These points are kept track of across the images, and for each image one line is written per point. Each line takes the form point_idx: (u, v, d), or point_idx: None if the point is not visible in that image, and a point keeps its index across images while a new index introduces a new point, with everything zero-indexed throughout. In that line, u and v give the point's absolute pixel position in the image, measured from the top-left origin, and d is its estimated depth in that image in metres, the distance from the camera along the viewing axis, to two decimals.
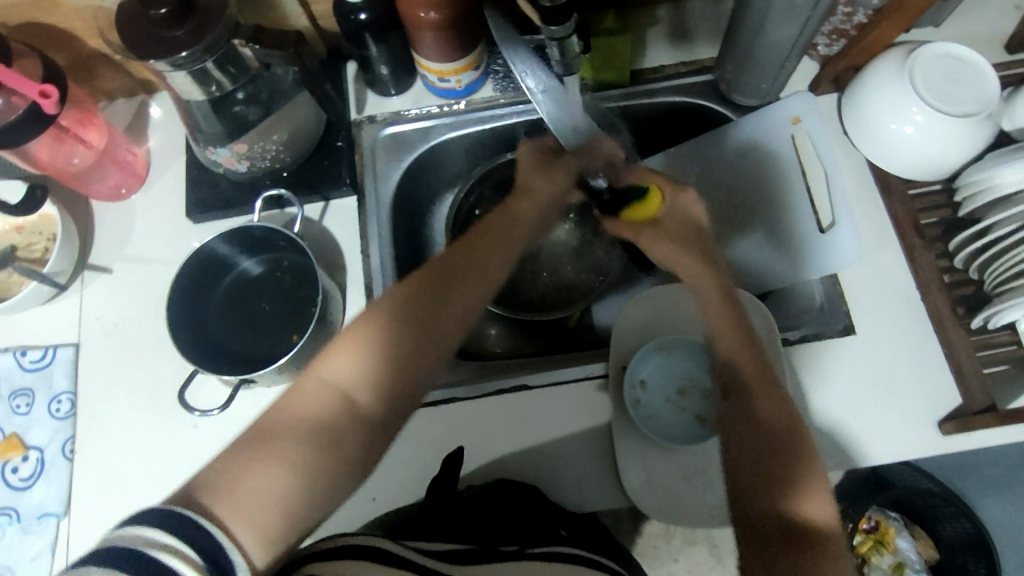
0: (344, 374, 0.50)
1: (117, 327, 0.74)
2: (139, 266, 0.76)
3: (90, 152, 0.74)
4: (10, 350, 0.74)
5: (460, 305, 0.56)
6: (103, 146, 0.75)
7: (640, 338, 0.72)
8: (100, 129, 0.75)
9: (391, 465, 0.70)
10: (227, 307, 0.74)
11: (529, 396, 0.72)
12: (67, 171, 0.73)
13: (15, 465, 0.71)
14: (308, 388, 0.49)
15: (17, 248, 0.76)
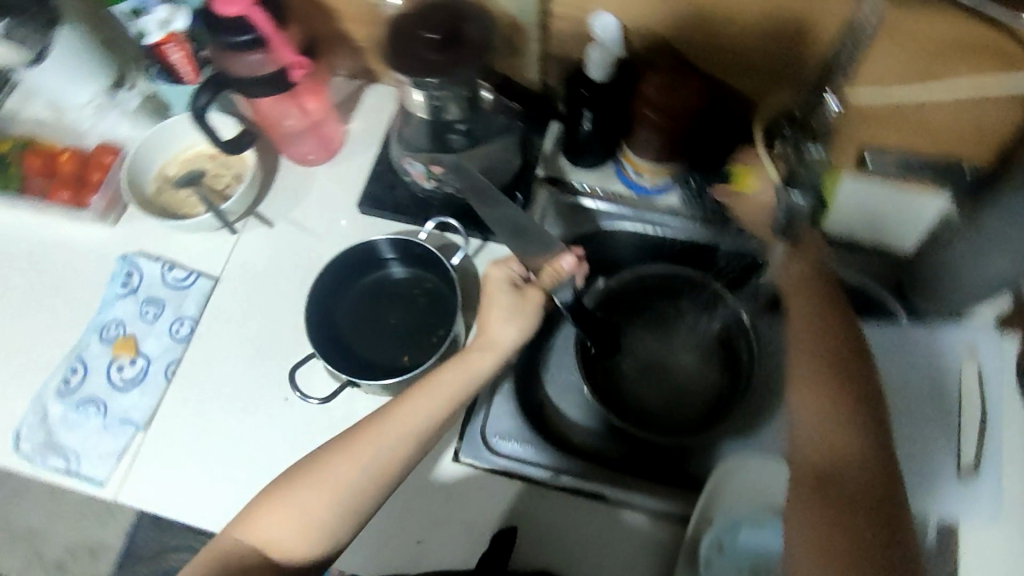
0: (268, 527, 0.55)
1: (258, 278, 0.78)
2: (297, 231, 0.80)
3: (303, 118, 0.79)
4: (160, 260, 0.79)
5: (386, 453, 0.58)
6: (316, 117, 0.80)
7: (732, 501, 0.68)
8: (321, 102, 0.80)
9: (446, 519, 0.69)
10: (362, 303, 0.75)
11: (599, 507, 0.70)
12: (277, 127, 0.79)
13: (122, 364, 0.75)
14: (228, 543, 0.55)
15: (205, 174, 0.81)
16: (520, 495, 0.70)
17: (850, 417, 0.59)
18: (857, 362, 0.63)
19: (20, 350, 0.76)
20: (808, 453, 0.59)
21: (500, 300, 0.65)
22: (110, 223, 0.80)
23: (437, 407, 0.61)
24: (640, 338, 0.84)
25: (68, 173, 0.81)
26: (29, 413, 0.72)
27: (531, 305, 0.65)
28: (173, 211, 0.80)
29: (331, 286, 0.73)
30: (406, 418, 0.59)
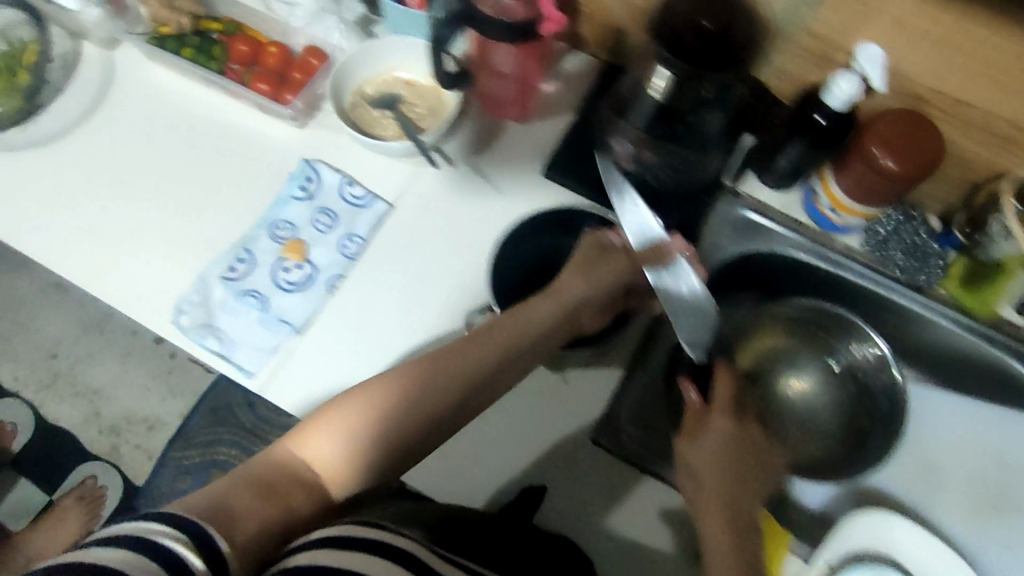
0: (316, 448, 0.53)
1: (433, 215, 0.77)
2: (479, 178, 0.79)
3: (512, 74, 0.76)
4: (341, 173, 0.78)
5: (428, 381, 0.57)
6: (524, 74, 0.77)
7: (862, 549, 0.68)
8: (533, 61, 0.77)
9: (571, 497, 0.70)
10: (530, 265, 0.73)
11: None
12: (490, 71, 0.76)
13: (288, 266, 0.74)
14: (271, 450, 0.53)
15: (402, 100, 0.80)
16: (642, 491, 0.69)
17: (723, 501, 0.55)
18: (726, 448, 0.58)
19: (188, 224, 0.76)
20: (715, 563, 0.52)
21: (582, 257, 0.69)
22: (303, 126, 0.79)
23: (498, 348, 0.61)
24: (777, 370, 0.82)
25: (271, 69, 0.81)
26: (192, 289, 0.73)
27: (609, 266, 0.68)
28: (363, 129, 0.79)
29: (513, 243, 0.72)
30: (453, 357, 0.59)
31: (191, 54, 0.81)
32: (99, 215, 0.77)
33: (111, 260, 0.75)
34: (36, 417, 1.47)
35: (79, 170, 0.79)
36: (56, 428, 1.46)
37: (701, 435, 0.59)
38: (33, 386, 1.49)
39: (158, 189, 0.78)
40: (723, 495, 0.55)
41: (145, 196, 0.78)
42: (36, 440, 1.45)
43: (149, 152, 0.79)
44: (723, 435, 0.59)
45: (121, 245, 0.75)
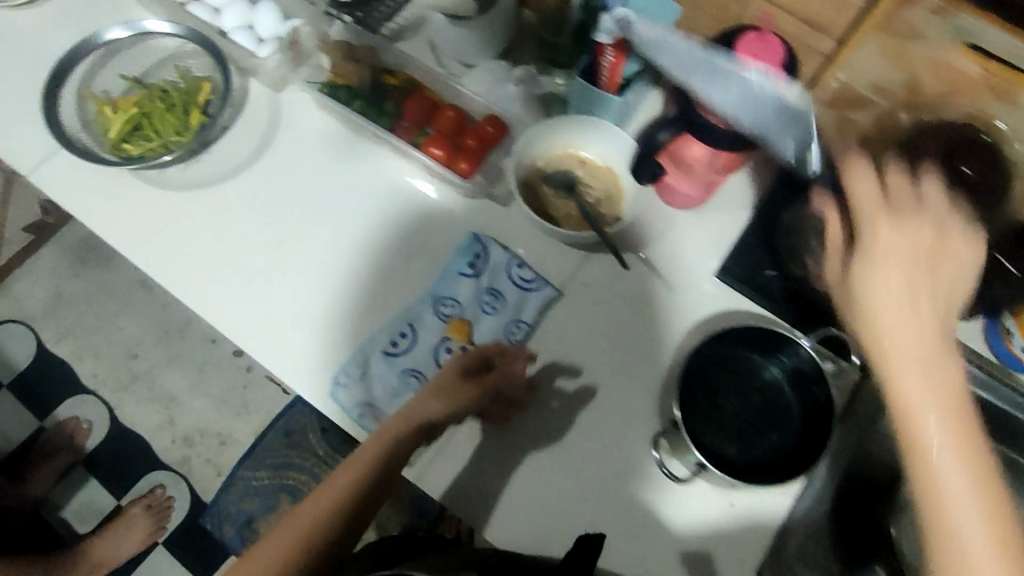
0: (325, 508, 0.58)
1: (596, 308, 0.74)
2: (647, 273, 0.76)
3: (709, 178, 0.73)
4: (511, 253, 0.75)
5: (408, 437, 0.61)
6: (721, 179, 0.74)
7: None
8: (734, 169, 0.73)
9: None
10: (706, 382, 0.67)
11: None
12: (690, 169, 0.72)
13: (452, 347, 0.71)
14: (290, 517, 0.59)
15: (578, 182, 0.77)
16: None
17: (955, 409, 0.46)
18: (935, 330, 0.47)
19: (352, 291, 0.74)
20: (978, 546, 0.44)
21: (442, 378, 0.65)
22: (474, 201, 0.78)
23: (441, 401, 0.63)
24: None
25: (445, 133, 0.78)
26: (351, 360, 0.70)
27: (464, 394, 0.64)
28: (535, 206, 0.76)
29: (697, 362, 0.66)
30: (417, 415, 0.62)
31: (362, 108, 0.78)
32: (262, 268, 0.75)
33: (269, 318, 0.73)
34: (112, 418, 1.47)
35: (244, 219, 0.77)
36: (128, 430, 1.46)
37: (931, 323, 0.47)
38: (111, 385, 1.49)
39: (323, 250, 0.76)
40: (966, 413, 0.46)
41: (308, 254, 0.76)
42: (108, 442, 1.44)
43: (313, 209, 0.78)
44: (932, 320, 0.47)
45: (283, 304, 0.74)
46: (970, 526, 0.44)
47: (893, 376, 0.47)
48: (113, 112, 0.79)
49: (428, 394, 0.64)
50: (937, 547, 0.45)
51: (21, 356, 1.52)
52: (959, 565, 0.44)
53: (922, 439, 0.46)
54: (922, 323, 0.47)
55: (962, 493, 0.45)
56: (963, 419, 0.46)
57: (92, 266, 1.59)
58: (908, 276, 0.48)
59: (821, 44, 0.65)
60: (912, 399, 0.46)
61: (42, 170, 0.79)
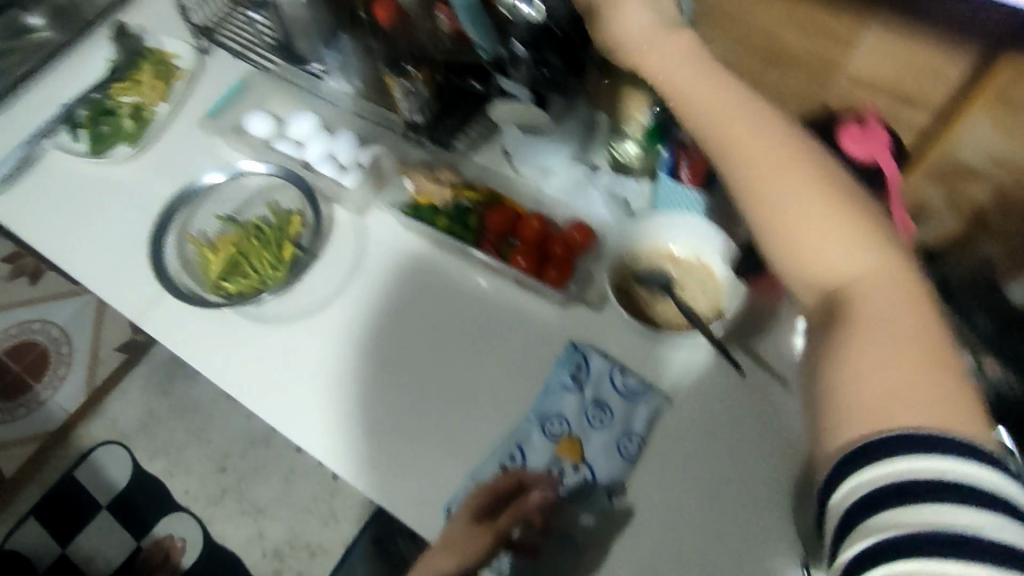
0: None
1: (708, 411, 0.70)
2: (758, 369, 0.72)
3: None
4: (612, 361, 0.73)
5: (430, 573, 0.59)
6: None
7: None
8: None
9: None
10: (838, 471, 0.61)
11: None
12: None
13: (563, 468, 0.68)
14: None
15: (673, 281, 0.74)
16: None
17: (791, 142, 0.44)
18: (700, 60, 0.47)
19: (451, 410, 0.73)
20: (836, 255, 0.42)
21: (454, 527, 0.61)
22: (566, 310, 0.76)
23: (455, 548, 0.59)
24: None
25: (531, 244, 0.76)
26: (462, 487, 0.68)
27: (486, 539, 0.60)
28: (631, 309, 0.73)
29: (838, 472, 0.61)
30: (433, 556, 0.60)
31: (447, 225, 0.79)
32: (364, 395, 0.74)
33: (374, 448, 0.71)
34: (205, 534, 1.47)
35: (343, 346, 0.77)
36: (221, 546, 1.46)
37: (689, 59, 0.47)
38: (203, 500, 1.51)
39: (424, 372, 0.75)
40: (770, 134, 0.44)
41: (407, 375, 0.75)
42: (203, 560, 1.45)
43: (377, 324, 0.78)
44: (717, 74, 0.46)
45: (390, 428, 0.72)
46: (854, 265, 0.41)
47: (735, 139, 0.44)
48: (212, 252, 0.82)
49: (446, 549, 0.60)
50: (760, 226, 0.43)
51: (118, 477, 1.55)
52: (802, 254, 0.42)
53: (789, 215, 0.42)
54: (728, 91, 0.46)
55: (820, 228, 0.42)
56: (761, 136, 0.44)
57: (180, 382, 1.65)
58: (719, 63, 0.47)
59: (913, 117, 0.63)
60: (727, 147, 0.45)
61: (150, 317, 0.80)
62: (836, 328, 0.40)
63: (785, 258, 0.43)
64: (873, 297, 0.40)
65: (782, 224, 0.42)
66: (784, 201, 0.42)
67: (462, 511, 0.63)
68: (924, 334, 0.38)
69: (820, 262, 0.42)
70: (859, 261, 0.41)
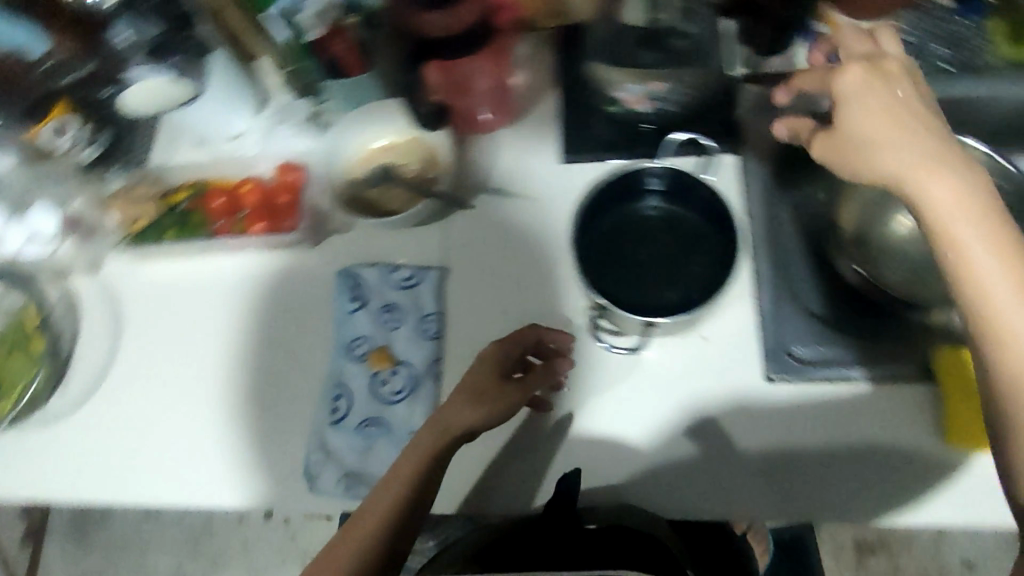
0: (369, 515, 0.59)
1: (485, 258, 0.74)
2: (508, 200, 0.75)
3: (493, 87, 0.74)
4: (380, 265, 0.74)
5: (454, 421, 0.61)
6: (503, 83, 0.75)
7: None
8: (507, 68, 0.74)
9: (756, 439, 0.66)
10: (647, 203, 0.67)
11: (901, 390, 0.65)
12: (468, 86, 0.73)
13: (385, 377, 0.70)
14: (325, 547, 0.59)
15: (393, 167, 0.76)
16: (858, 402, 0.65)
17: (987, 199, 0.48)
18: (892, 111, 0.52)
19: (266, 391, 0.71)
20: (990, 286, 0.47)
21: (478, 375, 0.63)
22: (321, 245, 0.76)
23: (483, 406, 0.61)
24: None
25: (258, 205, 0.77)
26: (310, 448, 0.68)
27: (511, 392, 0.63)
28: (369, 211, 0.75)
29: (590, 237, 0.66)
30: (450, 409, 0.62)
31: (177, 234, 0.77)
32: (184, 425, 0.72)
33: (216, 465, 0.70)
34: None
35: (145, 395, 0.74)
36: None
37: (882, 105, 0.53)
38: None
39: (224, 373, 0.73)
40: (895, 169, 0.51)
41: (210, 385, 0.73)
42: None
43: (164, 358, 0.75)
44: (890, 112, 0.52)
45: (221, 440, 0.70)
46: (986, 284, 0.47)
47: (963, 256, 0.48)
48: None
49: (459, 401, 0.62)
50: (964, 297, 0.48)
51: None
52: (962, 283, 0.48)
53: (975, 278, 0.47)
54: (948, 167, 0.50)
55: (973, 228, 0.48)
56: (954, 208, 0.49)
57: (92, 532, 1.55)
58: (917, 115, 0.52)
59: None
60: (952, 225, 0.48)
61: None
62: (985, 343, 0.47)
63: (956, 279, 0.48)
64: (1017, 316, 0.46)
65: (964, 274, 0.48)
66: (968, 249, 0.48)
67: (477, 360, 0.65)
68: (1005, 317, 0.46)
69: (964, 283, 0.48)
70: (984, 257, 0.47)
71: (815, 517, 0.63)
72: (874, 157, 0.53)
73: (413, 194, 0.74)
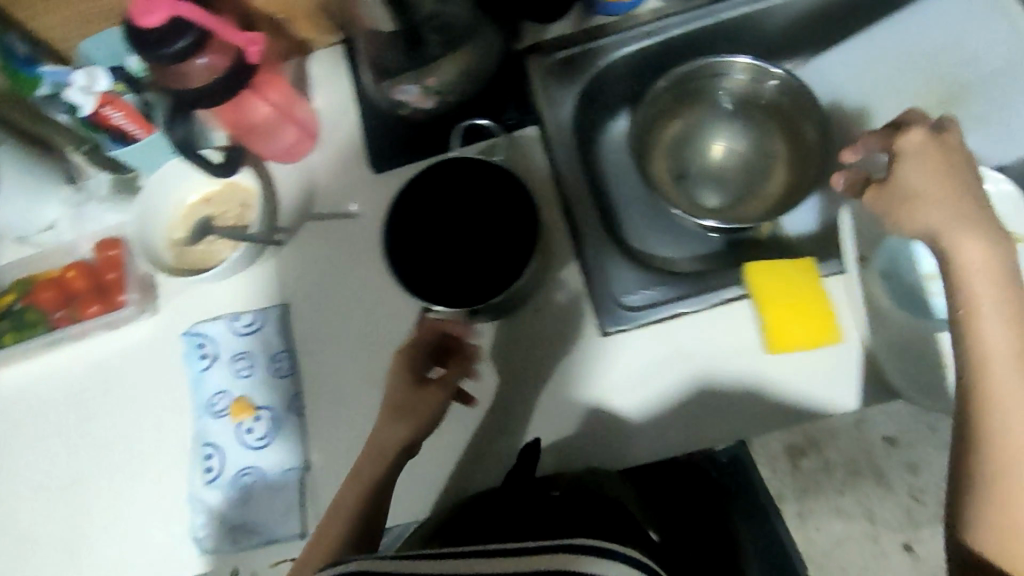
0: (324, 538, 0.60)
1: (321, 284, 0.74)
2: (332, 222, 0.76)
3: (273, 110, 0.73)
4: (221, 317, 0.74)
5: (382, 436, 0.62)
6: (284, 104, 0.74)
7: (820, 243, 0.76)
8: (281, 87, 0.74)
9: (611, 394, 0.67)
10: (479, 173, 0.68)
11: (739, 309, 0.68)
12: (251, 120, 0.73)
13: (248, 426, 0.71)
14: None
15: (211, 219, 0.76)
16: (716, 323, 0.67)
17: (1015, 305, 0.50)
18: (947, 172, 0.54)
19: (138, 468, 0.71)
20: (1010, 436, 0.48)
21: (400, 389, 0.63)
22: (160, 311, 0.76)
23: (410, 418, 0.62)
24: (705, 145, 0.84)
25: (87, 289, 0.76)
26: (193, 512, 0.69)
27: (434, 394, 0.62)
28: (201, 267, 0.75)
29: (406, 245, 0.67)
30: (384, 422, 0.62)
31: (14, 336, 0.75)
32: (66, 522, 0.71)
33: (106, 551, 0.70)
34: None
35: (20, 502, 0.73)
36: None
37: (931, 163, 0.54)
38: None
39: (94, 460, 0.73)
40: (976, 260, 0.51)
41: (84, 475, 0.72)
42: None
43: (30, 462, 0.74)
44: (941, 179, 0.54)
45: (108, 525, 0.70)
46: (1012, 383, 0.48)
47: (992, 372, 0.49)
48: None
49: (389, 417, 0.62)
50: (973, 465, 0.49)
51: None
52: (981, 391, 0.49)
53: (989, 405, 0.49)
54: (971, 229, 0.52)
55: (1010, 359, 0.49)
56: (985, 272, 0.51)
57: None
58: (954, 187, 0.53)
59: None
60: (981, 307, 0.50)
61: None
62: (978, 449, 0.49)
63: (979, 395, 0.49)
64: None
65: (989, 408, 0.49)
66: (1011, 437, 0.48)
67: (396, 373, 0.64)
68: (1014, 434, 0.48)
69: (989, 402, 0.49)
70: (1009, 379, 0.49)
71: (730, 436, 0.64)
72: (914, 210, 0.54)
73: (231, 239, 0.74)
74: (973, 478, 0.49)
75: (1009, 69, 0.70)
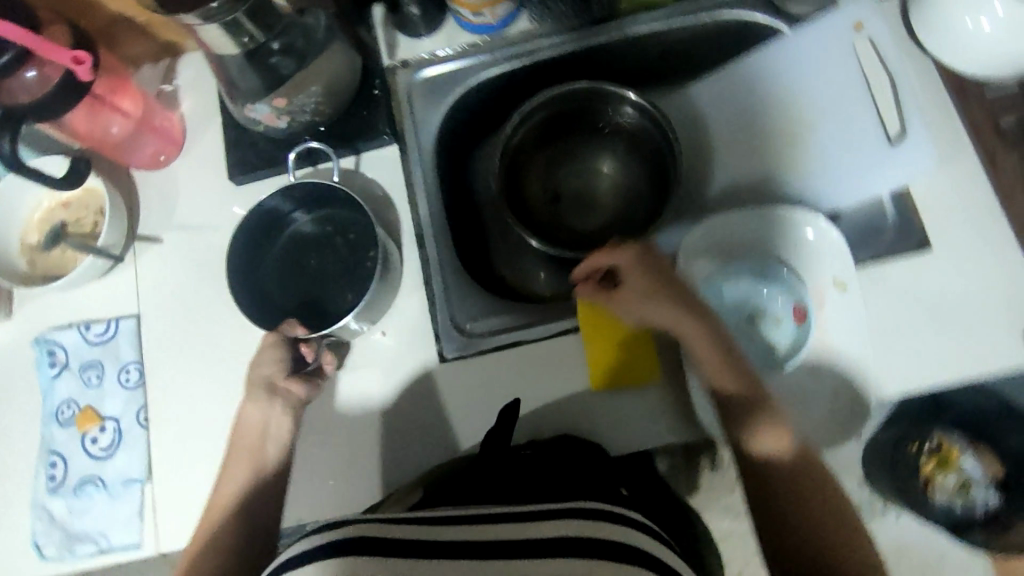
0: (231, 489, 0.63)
1: (175, 295, 0.75)
2: (190, 233, 0.77)
3: (127, 120, 0.73)
4: (73, 325, 0.74)
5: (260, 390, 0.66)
6: (139, 114, 0.75)
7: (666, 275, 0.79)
8: (134, 96, 0.74)
9: (439, 417, 0.69)
10: (328, 202, 0.73)
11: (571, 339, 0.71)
12: (107, 127, 0.72)
13: (94, 435, 0.72)
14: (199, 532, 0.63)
15: (66, 225, 0.76)
16: (556, 354, 0.71)
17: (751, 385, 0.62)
18: (662, 277, 0.64)
19: None
20: (790, 493, 0.59)
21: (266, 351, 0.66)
22: (14, 315, 0.75)
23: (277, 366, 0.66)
24: (583, 167, 0.86)
25: None
26: (35, 520, 0.70)
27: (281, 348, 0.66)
28: (54, 275, 0.75)
29: (250, 259, 0.73)
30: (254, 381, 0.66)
31: None
32: None
33: None
34: None
35: None
36: None
37: (644, 269, 0.63)
38: None
39: None
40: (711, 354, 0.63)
41: None
42: None
43: None
44: (650, 280, 0.63)
45: None
46: (771, 448, 0.60)
47: (758, 450, 0.61)
48: None
49: (258, 371, 0.66)
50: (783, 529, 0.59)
51: None
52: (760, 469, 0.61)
53: (768, 472, 0.60)
54: (692, 325, 0.63)
55: (763, 436, 0.61)
56: (726, 365, 0.63)
57: None
58: (671, 289, 0.63)
59: None
60: (740, 400, 0.62)
61: None
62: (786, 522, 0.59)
63: (760, 471, 0.61)
64: (801, 489, 0.59)
65: (770, 479, 0.60)
66: (787, 491, 0.59)
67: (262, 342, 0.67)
68: (796, 492, 0.59)
69: (769, 475, 0.60)
70: (774, 450, 0.60)
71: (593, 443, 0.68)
72: (633, 311, 0.64)
73: (78, 250, 0.73)
74: (788, 533, 0.59)
75: (845, 112, 0.73)
